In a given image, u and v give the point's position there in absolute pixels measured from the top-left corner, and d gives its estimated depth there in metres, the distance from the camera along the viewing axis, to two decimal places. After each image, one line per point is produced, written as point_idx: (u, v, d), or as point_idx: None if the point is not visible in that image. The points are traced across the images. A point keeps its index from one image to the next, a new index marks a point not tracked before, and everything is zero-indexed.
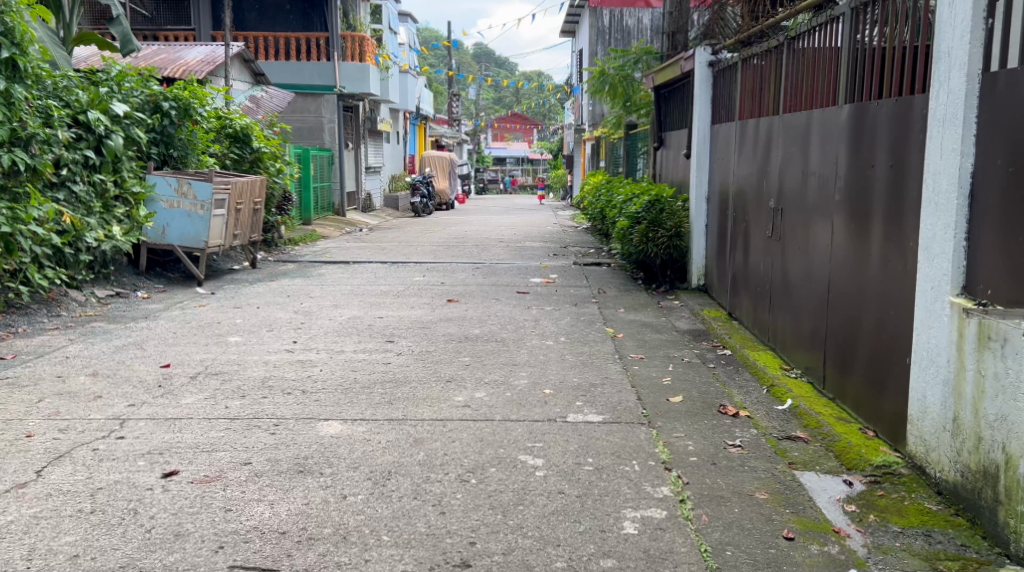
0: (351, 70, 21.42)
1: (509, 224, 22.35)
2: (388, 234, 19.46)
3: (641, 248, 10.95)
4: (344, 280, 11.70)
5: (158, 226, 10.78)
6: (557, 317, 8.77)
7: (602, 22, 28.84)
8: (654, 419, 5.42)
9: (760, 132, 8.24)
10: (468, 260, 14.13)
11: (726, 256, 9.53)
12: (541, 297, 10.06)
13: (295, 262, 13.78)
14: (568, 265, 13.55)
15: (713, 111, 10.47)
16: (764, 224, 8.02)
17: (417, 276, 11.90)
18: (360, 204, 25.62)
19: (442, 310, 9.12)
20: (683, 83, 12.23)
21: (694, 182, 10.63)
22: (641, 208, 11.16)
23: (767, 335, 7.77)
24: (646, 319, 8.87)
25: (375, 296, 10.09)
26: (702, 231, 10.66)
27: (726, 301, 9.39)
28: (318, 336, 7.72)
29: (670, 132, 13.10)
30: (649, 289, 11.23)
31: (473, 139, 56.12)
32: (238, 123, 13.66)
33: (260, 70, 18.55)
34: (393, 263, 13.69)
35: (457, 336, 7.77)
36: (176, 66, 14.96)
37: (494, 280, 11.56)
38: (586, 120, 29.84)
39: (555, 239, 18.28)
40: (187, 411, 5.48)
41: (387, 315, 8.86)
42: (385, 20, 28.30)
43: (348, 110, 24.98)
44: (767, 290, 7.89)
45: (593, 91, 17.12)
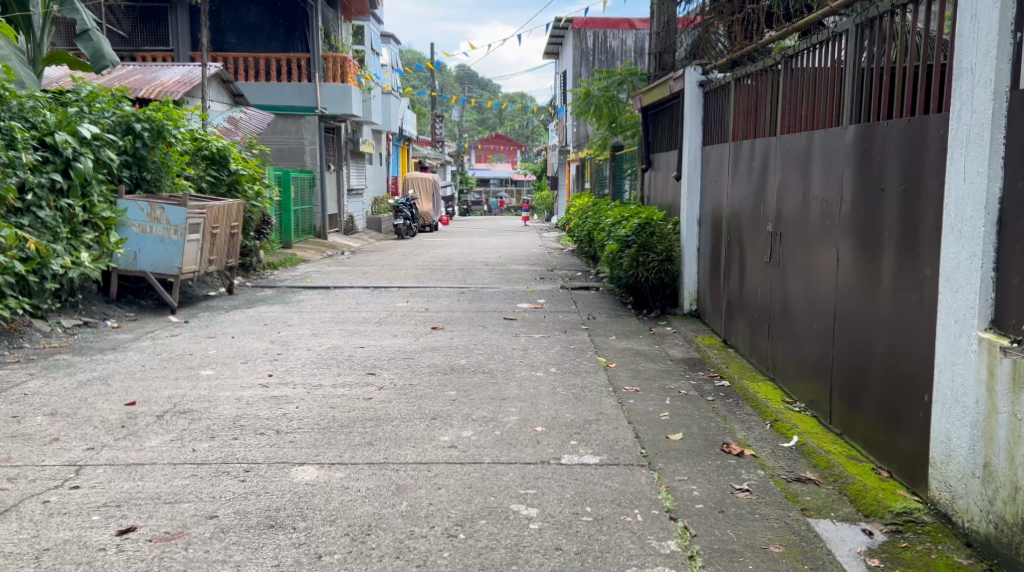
0: (332, 91, 21.10)
1: (494, 247, 22.01)
2: (370, 258, 19.08)
3: (632, 272, 10.63)
4: (324, 306, 11.31)
5: (130, 252, 10.39)
6: (546, 347, 8.41)
7: (587, 43, 28.57)
8: (654, 461, 5.08)
9: (755, 154, 7.93)
10: (453, 284, 13.76)
11: (720, 281, 9.18)
12: (528, 325, 9.71)
13: (275, 288, 13.37)
14: (555, 289, 13.21)
15: (705, 133, 10.16)
16: (761, 249, 7.68)
17: (401, 303, 11.53)
18: (342, 226, 25.24)
19: (426, 339, 8.75)
20: (671, 103, 11.95)
21: (686, 205, 10.31)
22: (631, 232, 10.85)
23: (765, 364, 7.45)
24: (638, 348, 8.54)
25: (356, 324, 9.71)
26: (694, 255, 10.33)
27: (721, 328, 9.05)
28: (296, 368, 7.34)
29: (658, 153, 12.81)
30: (639, 314, 10.90)
31: (457, 161, 55.87)
32: (214, 145, 13.33)
33: (239, 91, 18.18)
34: (376, 288, 13.31)
35: (441, 368, 7.40)
36: (151, 87, 14.61)
37: (479, 306, 11.20)
38: (570, 141, 29.58)
39: (541, 262, 17.94)
40: (151, 455, 5.09)
41: (369, 344, 8.48)
42: (367, 41, 28.02)
43: (330, 132, 24.64)
44: (764, 317, 7.54)
45: (578, 112, 16.84)
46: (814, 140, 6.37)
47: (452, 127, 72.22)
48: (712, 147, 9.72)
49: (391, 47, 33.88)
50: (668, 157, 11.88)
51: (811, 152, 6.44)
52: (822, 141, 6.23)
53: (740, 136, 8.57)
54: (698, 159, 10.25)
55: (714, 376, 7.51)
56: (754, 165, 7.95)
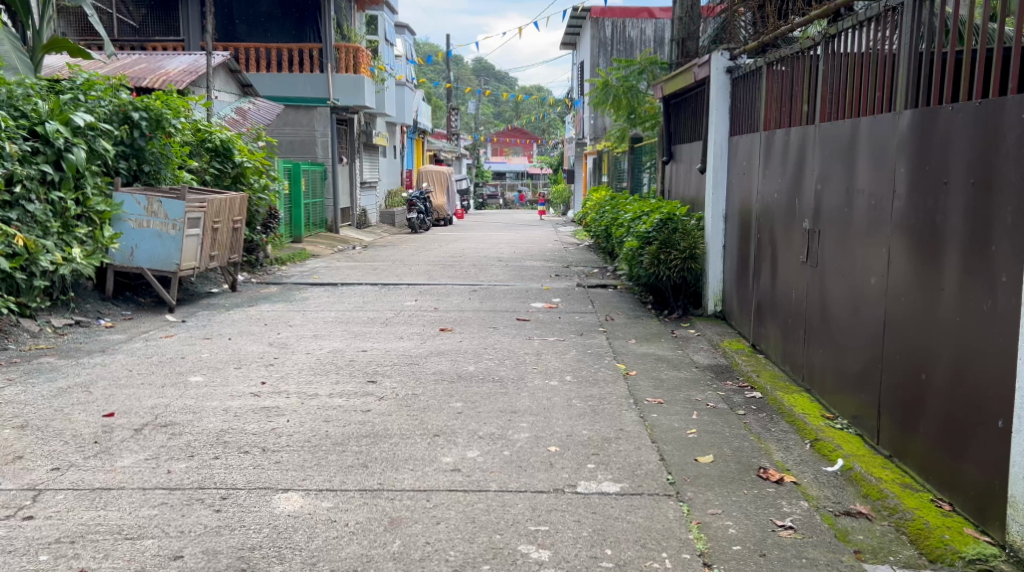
0: (344, 81, 20.56)
1: (509, 242, 21.49)
2: (382, 253, 18.57)
3: (652, 271, 10.03)
4: (329, 305, 10.78)
5: (126, 247, 9.87)
6: (562, 352, 7.86)
7: (604, 33, 28.01)
8: (682, 490, 4.52)
9: (788, 146, 7.39)
10: (465, 281, 13.21)
11: (748, 281, 8.64)
12: (543, 327, 9.14)
13: (280, 284, 12.86)
14: (571, 287, 12.67)
15: (732, 123, 9.59)
16: (795, 247, 7.14)
17: (410, 301, 11.00)
18: (355, 220, 24.74)
19: (433, 343, 8.20)
20: (696, 92, 11.34)
21: (711, 200, 9.73)
22: (652, 228, 10.26)
23: (799, 373, 6.94)
24: (661, 353, 7.98)
25: (361, 325, 9.19)
26: (719, 253, 9.77)
27: (748, 331, 8.51)
28: (293, 375, 6.81)
29: (682, 145, 12.19)
30: (660, 315, 10.31)
31: (472, 154, 55.29)
32: (220, 136, 12.79)
33: (248, 80, 17.67)
34: (385, 285, 12.77)
35: (449, 375, 6.84)
36: (155, 76, 14.10)
37: (492, 305, 10.64)
38: (587, 133, 28.97)
39: (557, 258, 17.39)
40: (121, 476, 4.55)
41: (373, 348, 7.94)
42: (381, 31, 27.48)
43: (343, 124, 24.11)
44: (798, 322, 7.01)
45: (595, 103, 16.25)
46: (861, 129, 5.83)
47: (468, 120, 71.62)
48: (740, 139, 9.15)
49: (405, 37, 33.26)
50: (692, 149, 11.26)
51: (855, 143, 5.92)
52: (870, 131, 5.69)
53: (772, 126, 8.01)
54: (723, 150, 9.68)
55: (743, 386, 6.96)
56: (788, 157, 7.41)
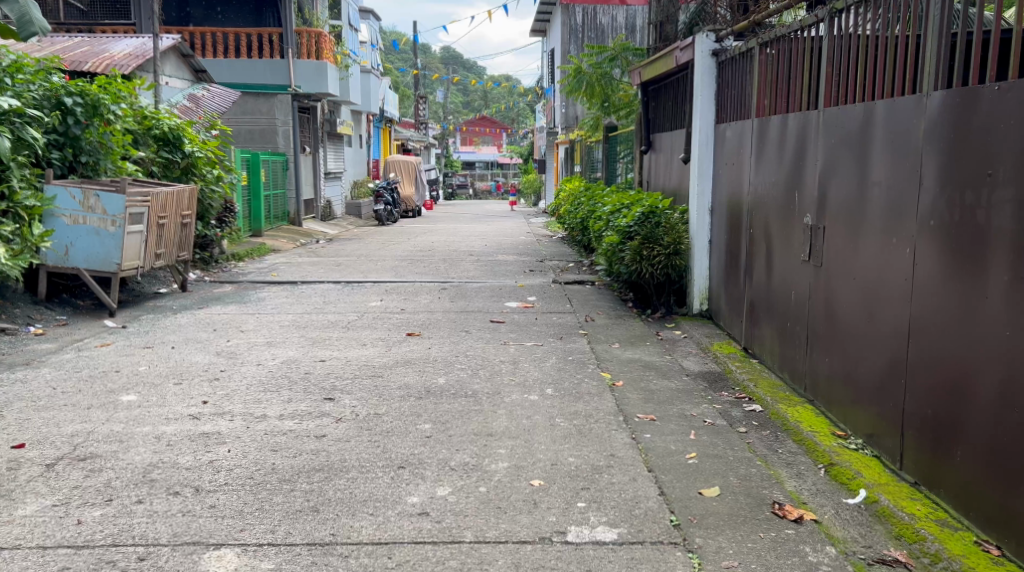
0: (306, 68, 19.71)
1: (479, 234, 20.80)
2: (346, 247, 17.81)
3: (634, 267, 9.32)
4: (288, 307, 10.03)
5: (60, 245, 9.15)
6: (541, 360, 7.16)
7: (575, 20, 27.28)
8: (690, 535, 3.90)
9: (787, 131, 6.71)
10: (435, 278, 12.50)
11: (737, 277, 7.98)
12: (519, 330, 8.45)
13: (234, 283, 12.08)
14: (545, 283, 12.00)
15: (718, 110, 8.91)
16: (793, 243, 6.47)
17: (374, 301, 10.29)
18: (319, 212, 23.96)
19: (399, 350, 7.48)
20: (677, 77, 10.67)
21: (696, 191, 9.06)
22: (633, 223, 9.58)
23: (799, 381, 6.28)
24: (646, 359, 7.30)
25: (320, 329, 8.48)
26: (704, 248, 9.10)
27: (739, 332, 7.85)
28: (241, 391, 6.09)
29: (662, 133, 11.51)
30: (643, 314, 9.63)
31: (441, 144, 54.47)
32: (168, 124, 12.02)
33: (201, 66, 16.81)
34: (348, 283, 12.02)
35: (416, 390, 6.13)
36: (98, 61, 13.32)
37: (463, 305, 9.93)
38: (558, 122, 28.27)
39: (530, 251, 16.72)
40: (17, 533, 3.82)
41: (333, 358, 7.21)
42: (345, 16, 26.60)
43: (305, 113, 23.24)
44: (797, 323, 6.36)
45: (567, 91, 15.55)
46: (876, 112, 5.16)
47: (436, 109, 70.70)
48: (728, 127, 8.47)
49: (370, 23, 32.34)
50: (674, 137, 10.59)
51: (869, 128, 5.24)
52: (886, 116, 5.03)
53: (764, 112, 7.34)
54: (709, 138, 8.99)
55: (740, 396, 6.28)
56: (785, 145, 6.73)
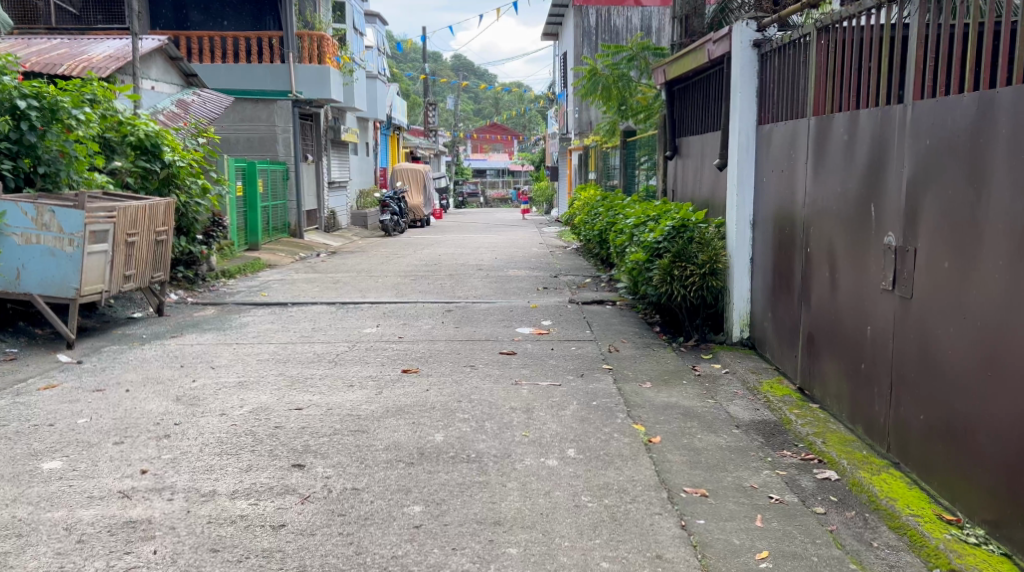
0: (307, 72, 18.58)
1: (488, 246, 19.69)
2: (347, 261, 16.69)
3: (663, 289, 8.17)
4: (272, 334, 8.89)
5: (10, 269, 8.08)
6: (559, 406, 5.99)
7: (589, 21, 26.07)
8: None
9: (858, 130, 5.54)
10: (440, 298, 11.35)
11: (788, 301, 6.83)
12: (533, 365, 7.28)
13: (218, 305, 10.98)
14: (561, 303, 10.85)
15: (761, 109, 7.72)
16: (866, 265, 5.35)
17: (369, 327, 9.13)
18: (322, 223, 22.87)
19: (391, 393, 6.33)
20: (709, 73, 9.50)
21: (735, 202, 7.88)
22: (663, 238, 8.42)
23: (878, 438, 5.16)
24: (686, 404, 6.14)
25: (302, 364, 7.34)
26: (745, 266, 7.91)
27: (791, 366, 6.70)
28: (191, 455, 4.94)
29: (691, 136, 10.34)
30: (673, 342, 8.44)
31: (451, 152, 53.45)
32: (144, 130, 10.98)
33: (191, 69, 15.76)
34: (343, 304, 10.90)
35: (407, 452, 4.96)
36: (75, 64, 12.25)
37: (469, 332, 8.76)
38: (571, 127, 27.12)
39: (543, 265, 15.57)
40: None
41: (312, 404, 6.05)
42: (349, 19, 25.49)
43: (307, 119, 22.12)
44: (875, 364, 5.23)
45: (582, 94, 14.38)
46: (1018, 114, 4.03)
47: (446, 116, 69.67)
48: (774, 128, 7.32)
49: (376, 27, 31.26)
50: (706, 140, 9.42)
51: (1003, 132, 4.12)
52: None
53: (822, 111, 6.19)
54: (750, 138, 7.80)
55: (807, 457, 5.13)
56: (855, 146, 5.58)
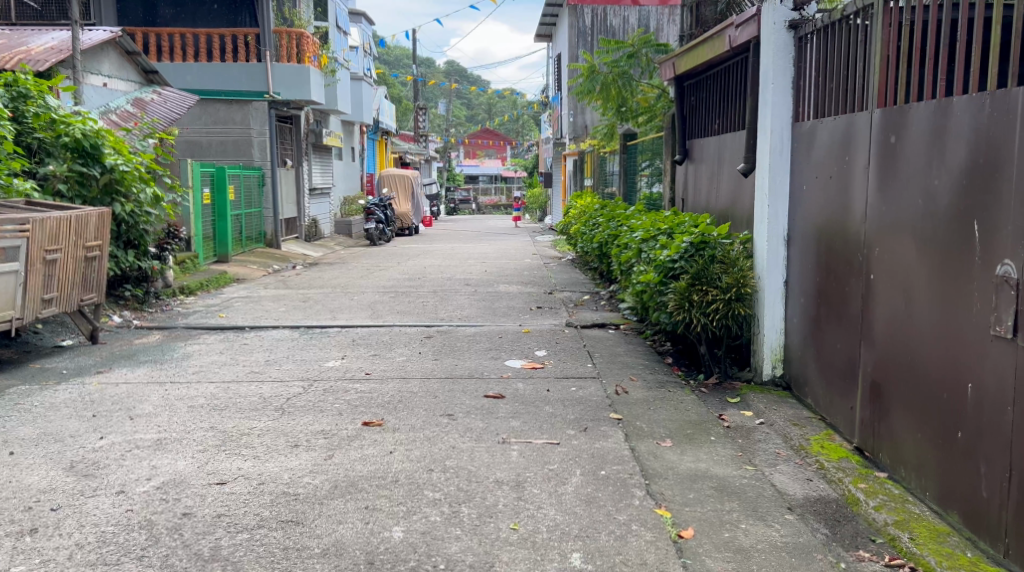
0: (285, 72, 17.10)
1: (478, 257, 18.32)
2: (324, 274, 15.34)
3: (678, 318, 6.84)
4: (216, 369, 7.54)
5: None
6: (558, 478, 4.65)
7: (584, 22, 24.65)
8: None
9: (951, 121, 4.24)
10: (422, 321, 10.02)
11: (829, 336, 5.51)
12: (526, 414, 5.93)
13: (166, 330, 9.65)
14: (558, 327, 9.51)
15: (799, 103, 6.38)
16: (967, 299, 4.08)
17: (334, 359, 7.78)
18: (302, 232, 21.50)
19: (342, 458, 5.01)
20: (729, 64, 8.17)
21: (766, 214, 6.53)
22: (678, 257, 7.02)
23: (985, 534, 3.90)
24: (718, 473, 4.77)
25: (242, 414, 5.99)
26: (777, 291, 6.58)
27: (838, 419, 5.34)
28: (53, 567, 3.79)
29: (703, 139, 9.06)
30: (690, 377, 7.11)
31: (443, 158, 52.13)
32: (79, 129, 9.70)
33: (151, 65, 14.44)
34: (308, 327, 9.56)
35: (350, 561, 3.81)
36: (10, 56, 11.06)
37: (449, 367, 7.42)
38: (565, 132, 25.77)
39: (537, 280, 14.22)
40: None
41: (241, 477, 4.72)
42: (332, 17, 24.15)
43: (286, 122, 20.78)
44: (981, 434, 3.95)
45: (577, 94, 13.04)
46: None
47: (438, 122, 68.34)
48: (817, 125, 5.99)
49: (363, 27, 29.90)
50: (726, 141, 8.09)
51: None
52: None
53: (889, 102, 4.85)
54: (785, 138, 6.45)
55: (896, 564, 3.91)
56: (944, 144, 4.29)
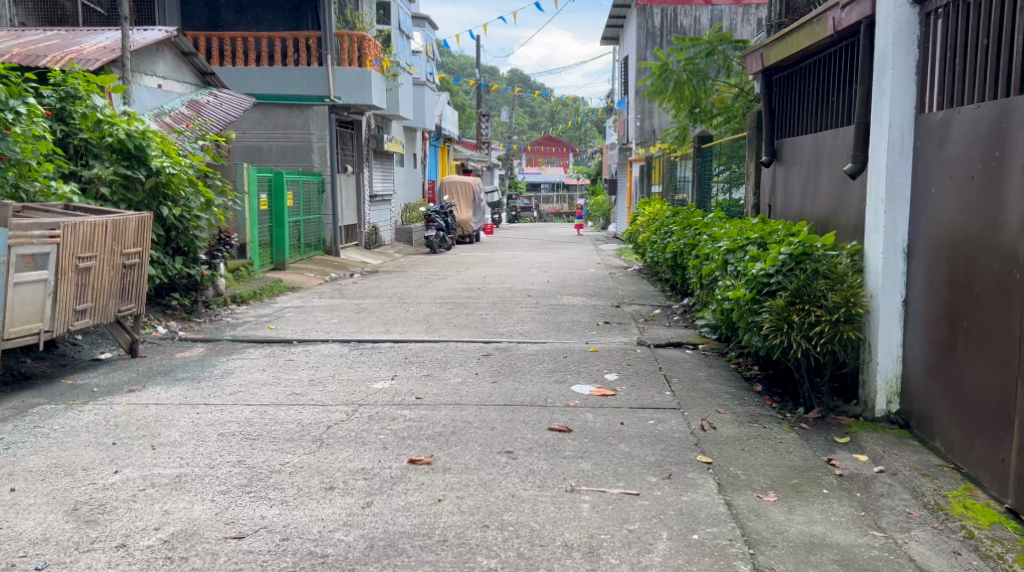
0: (346, 76, 16.47)
1: (540, 266, 17.55)
2: (381, 283, 14.70)
3: (774, 341, 6.08)
4: (254, 388, 6.82)
5: None
6: (642, 546, 3.93)
7: (653, 23, 23.72)
8: None
9: None
10: (481, 337, 9.23)
11: (975, 360, 4.80)
12: (597, 454, 5.12)
13: (208, 342, 8.99)
14: (629, 346, 8.67)
15: (923, 92, 5.69)
16: None
17: (382, 380, 7.01)
18: (361, 238, 20.95)
19: (384, 507, 4.27)
20: (830, 52, 7.35)
21: (883, 222, 5.78)
22: (775, 271, 6.22)
23: None
24: (840, 541, 4.04)
25: (274, 446, 5.25)
26: (895, 312, 5.79)
27: (991, 462, 4.62)
28: None
29: (795, 140, 8.20)
30: (785, 410, 6.32)
31: (505, 165, 51.46)
32: (125, 129, 9.03)
33: (207, 66, 13.84)
34: (356, 341, 8.84)
35: None
36: (60, 55, 10.51)
37: (511, 393, 6.62)
38: (632, 137, 24.84)
39: (603, 292, 13.37)
40: None
41: (263, 531, 4.04)
42: (394, 20, 23.53)
43: (346, 126, 20.21)
44: None
45: (647, 94, 12.12)
46: None
47: (500, 128, 67.67)
48: (952, 117, 5.27)
49: (425, 30, 29.26)
50: (824, 139, 7.25)
51: None
52: None
53: None
54: (906, 134, 5.74)
55: None
56: None
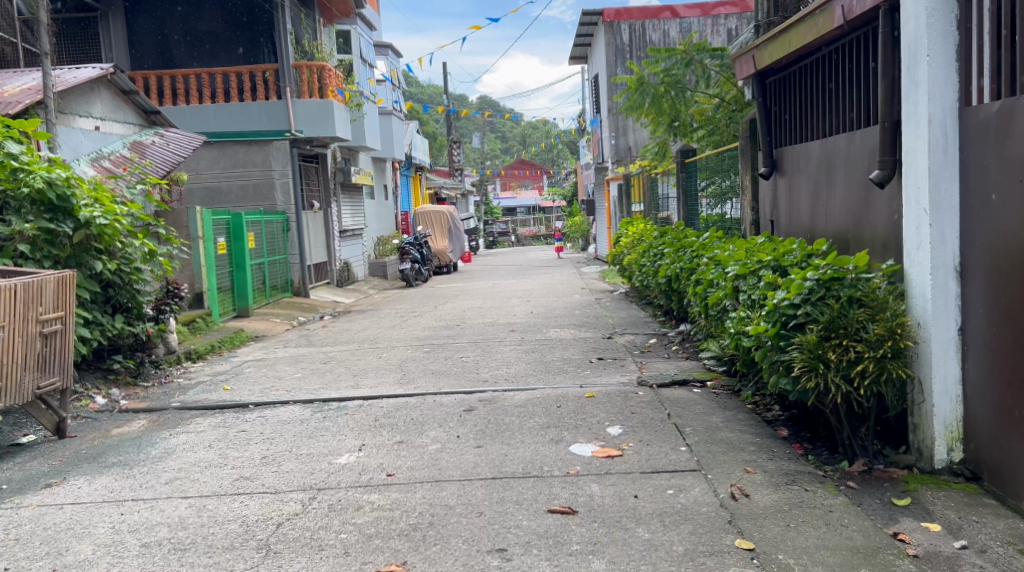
0: (308, 108, 15.34)
1: (521, 296, 16.52)
2: (352, 326, 13.69)
3: (805, 385, 5.10)
4: (194, 471, 5.76)
5: None
6: None
7: (621, 39, 22.79)
8: None
9: None
10: (461, 386, 8.19)
11: None
12: (609, 544, 4.30)
13: (153, 411, 7.93)
14: (628, 386, 7.66)
15: (969, 79, 4.76)
16: None
17: (348, 453, 5.97)
18: (333, 276, 19.90)
19: None
20: (837, 45, 6.45)
21: (929, 236, 4.84)
22: (801, 301, 5.23)
23: None
24: None
25: (208, 562, 4.24)
26: (950, 341, 4.85)
27: None
28: None
29: (799, 145, 7.25)
30: (821, 463, 5.34)
31: (479, 191, 50.48)
32: (43, 178, 7.96)
33: (149, 104, 12.83)
34: (319, 401, 7.78)
35: None
36: None
37: (499, 461, 5.60)
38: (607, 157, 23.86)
39: (591, 323, 12.37)
40: None
41: None
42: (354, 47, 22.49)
43: (309, 160, 19.17)
44: None
45: (622, 109, 11.09)
46: None
47: (472, 154, 66.76)
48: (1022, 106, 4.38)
49: (388, 58, 28.25)
50: (838, 142, 6.31)
51: None
52: None
53: None
54: (949, 130, 4.82)
55: None
56: None
